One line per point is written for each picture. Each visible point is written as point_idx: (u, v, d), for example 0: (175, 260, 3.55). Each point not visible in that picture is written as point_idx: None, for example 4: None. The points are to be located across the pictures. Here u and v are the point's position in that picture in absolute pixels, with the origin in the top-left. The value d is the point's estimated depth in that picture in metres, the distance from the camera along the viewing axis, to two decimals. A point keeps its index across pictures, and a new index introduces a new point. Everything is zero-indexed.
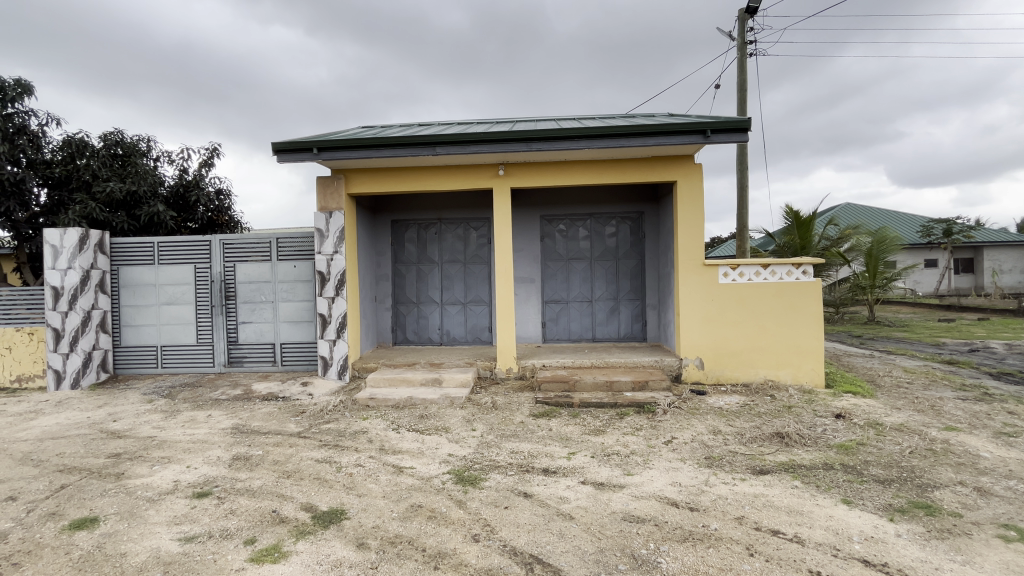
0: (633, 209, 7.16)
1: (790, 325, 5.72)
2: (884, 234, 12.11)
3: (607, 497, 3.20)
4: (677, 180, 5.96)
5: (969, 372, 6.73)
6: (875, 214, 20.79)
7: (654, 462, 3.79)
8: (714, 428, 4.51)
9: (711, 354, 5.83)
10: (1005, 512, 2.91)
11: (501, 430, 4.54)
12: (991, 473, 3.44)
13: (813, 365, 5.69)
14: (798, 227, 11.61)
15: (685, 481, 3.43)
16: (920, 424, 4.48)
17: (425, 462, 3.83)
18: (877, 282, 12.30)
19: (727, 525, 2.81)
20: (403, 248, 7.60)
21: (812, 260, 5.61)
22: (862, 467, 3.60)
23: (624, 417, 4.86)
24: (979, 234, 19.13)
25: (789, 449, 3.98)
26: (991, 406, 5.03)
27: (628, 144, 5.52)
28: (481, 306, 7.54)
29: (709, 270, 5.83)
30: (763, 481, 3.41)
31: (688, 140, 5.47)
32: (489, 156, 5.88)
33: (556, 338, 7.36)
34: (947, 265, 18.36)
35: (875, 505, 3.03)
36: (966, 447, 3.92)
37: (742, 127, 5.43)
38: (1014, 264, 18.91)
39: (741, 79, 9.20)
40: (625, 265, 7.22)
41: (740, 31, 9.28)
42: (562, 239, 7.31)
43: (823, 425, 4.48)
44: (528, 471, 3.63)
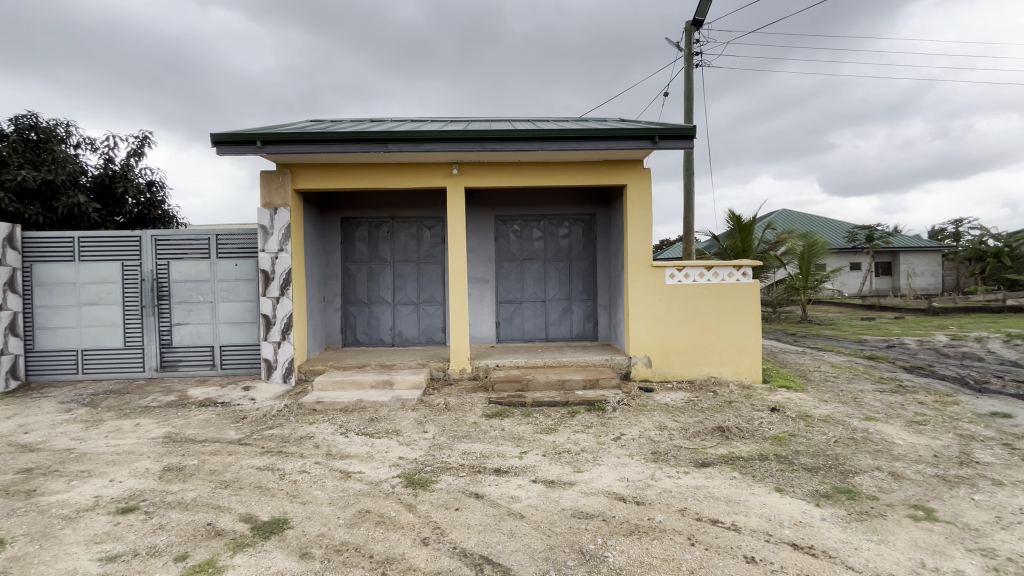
0: (585, 211, 7.30)
1: (731, 324, 6.02)
2: (815, 239, 12.89)
3: (557, 494, 3.24)
4: (627, 184, 6.14)
5: (887, 366, 7.35)
6: (808, 220, 22.31)
7: (603, 458, 3.88)
8: (660, 424, 4.68)
9: (658, 352, 6.04)
10: (914, 493, 3.20)
11: (453, 431, 4.52)
12: (904, 459, 3.76)
13: (751, 362, 6.03)
14: (739, 232, 12.28)
15: (633, 476, 3.53)
16: (844, 415, 4.85)
17: (374, 466, 3.73)
18: (808, 283, 13.14)
19: (670, 517, 2.92)
20: (353, 246, 7.38)
21: (750, 262, 5.94)
22: (793, 456, 3.85)
23: (575, 415, 4.95)
24: (896, 240, 20.92)
25: (729, 442, 4.19)
26: (905, 397, 5.51)
27: (580, 147, 5.63)
28: (434, 307, 7.45)
29: (657, 270, 6.04)
30: (705, 473, 3.58)
31: (637, 145, 5.65)
32: (442, 155, 5.82)
33: (510, 338, 7.39)
34: (869, 268, 19.98)
35: (804, 492, 3.24)
36: (883, 435, 4.27)
37: (687, 134, 5.68)
38: (925, 267, 20.84)
39: (688, 88, 9.61)
40: (577, 265, 7.35)
41: (686, 42, 9.68)
42: (516, 239, 7.35)
43: (759, 418, 4.75)
44: (479, 472, 3.62)
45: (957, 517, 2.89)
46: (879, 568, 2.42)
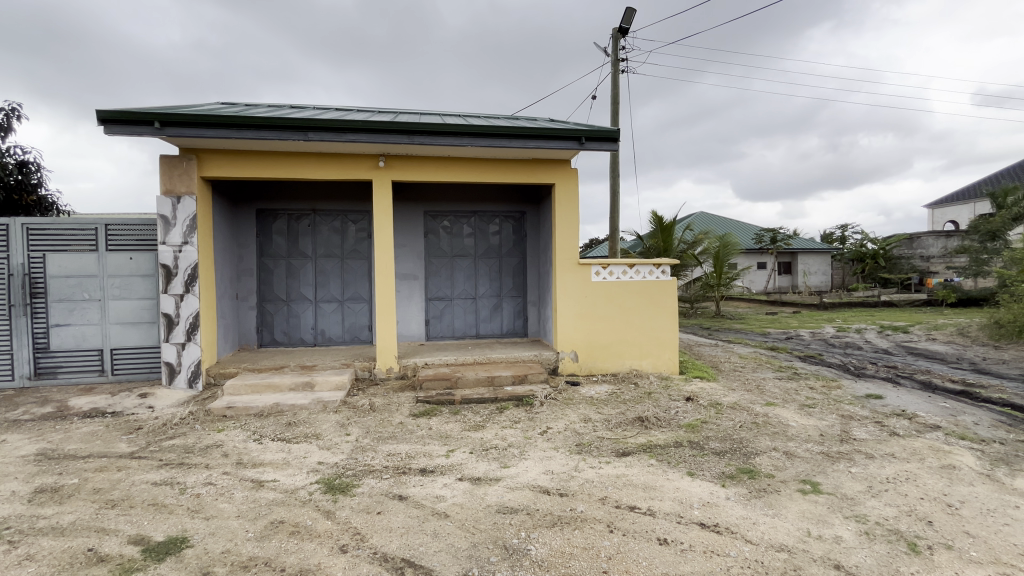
0: (515, 209, 7.36)
1: (651, 319, 6.35)
2: (728, 240, 13.98)
3: (483, 491, 3.24)
4: (556, 183, 6.27)
5: (786, 356, 8.14)
6: (722, 222, 24.13)
7: (529, 452, 3.94)
8: (585, 416, 4.84)
9: (585, 347, 6.24)
10: (803, 469, 3.56)
11: (378, 433, 4.37)
12: (796, 439, 4.17)
13: (669, 355, 6.40)
14: (662, 232, 13.01)
15: (557, 469, 3.62)
16: (749, 402, 5.29)
17: (290, 473, 3.52)
18: (721, 281, 14.23)
19: (591, 506, 3.02)
20: (270, 240, 6.91)
21: (669, 261, 6.29)
22: (704, 441, 4.13)
23: (503, 411, 4.98)
24: (796, 242, 23.21)
25: (647, 431, 4.42)
26: (799, 383, 6.12)
27: (510, 145, 5.67)
28: (360, 304, 7.17)
29: (583, 268, 6.23)
30: (624, 462, 3.74)
31: (564, 145, 5.78)
32: (368, 146, 5.61)
33: (440, 335, 7.30)
34: (773, 267, 22.00)
35: (712, 474, 3.49)
36: (780, 418, 4.71)
37: (611, 136, 5.90)
38: (819, 267, 23.31)
39: (614, 93, 9.99)
40: (507, 262, 7.40)
41: (613, 48, 10.06)
42: (446, 235, 7.26)
43: (675, 407, 5.05)
44: (404, 473, 3.53)
45: (837, 488, 3.25)
46: (772, 539, 2.66)
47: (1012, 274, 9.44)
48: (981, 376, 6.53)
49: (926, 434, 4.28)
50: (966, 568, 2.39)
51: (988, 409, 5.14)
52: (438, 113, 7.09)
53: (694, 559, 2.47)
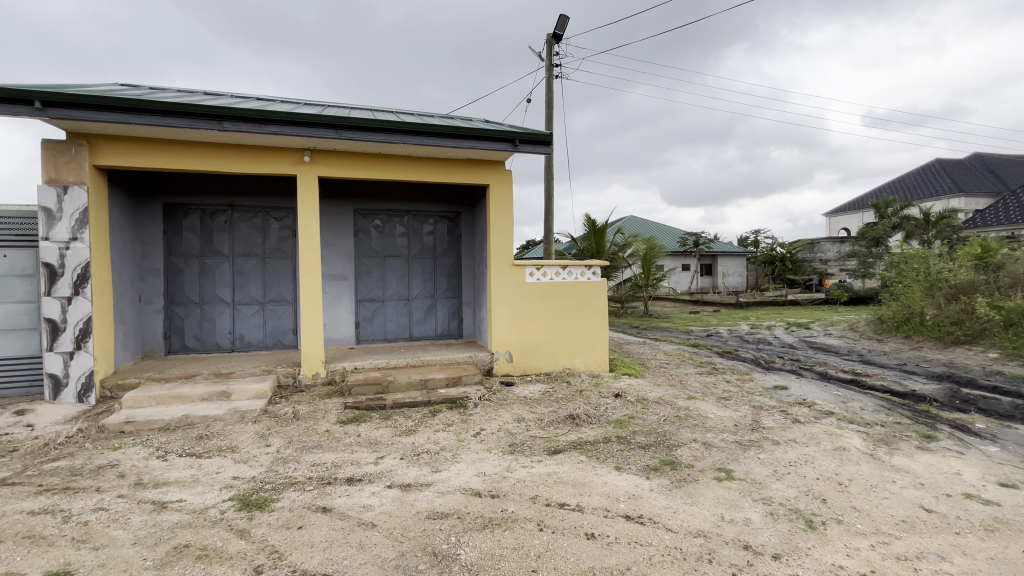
0: (450, 209, 7.28)
1: (583, 319, 6.53)
2: (656, 243, 14.74)
3: (413, 498, 3.16)
4: (490, 184, 6.28)
5: (706, 352, 8.70)
6: (650, 226, 25.42)
7: (462, 455, 3.90)
8: (518, 416, 4.87)
9: (519, 348, 6.30)
10: (719, 458, 3.80)
11: (302, 442, 4.13)
12: (713, 430, 4.46)
13: (599, 353, 6.61)
14: (594, 234, 13.48)
15: (489, 470, 3.61)
16: (672, 396, 5.58)
17: (199, 492, 3.23)
18: (649, 282, 14.97)
19: (522, 506, 3.04)
20: (180, 237, 6.34)
21: (599, 262, 6.51)
22: (631, 436, 4.30)
23: (436, 414, 4.90)
24: (716, 246, 24.92)
25: (578, 428, 4.53)
26: (717, 377, 6.57)
27: (443, 144, 5.61)
28: (284, 307, 6.76)
29: (517, 269, 6.28)
30: (555, 460, 3.81)
31: (498, 147, 5.81)
32: (291, 140, 5.31)
33: (371, 338, 7.06)
34: (696, 268, 23.49)
35: (637, 467, 3.64)
36: (700, 411, 5.02)
37: (544, 139, 6.02)
38: (736, 269, 25.18)
39: (549, 97, 10.18)
40: (441, 263, 7.29)
41: (547, 54, 10.25)
42: (378, 234, 7.04)
43: (605, 404, 5.23)
44: (329, 484, 3.36)
45: (748, 473, 3.51)
46: (690, 525, 2.81)
47: (891, 276, 10.75)
48: (867, 366, 7.37)
49: (823, 420, 4.74)
50: (852, 539, 2.66)
51: (872, 395, 5.80)
52: (369, 108, 6.86)
53: (619, 551, 2.56)
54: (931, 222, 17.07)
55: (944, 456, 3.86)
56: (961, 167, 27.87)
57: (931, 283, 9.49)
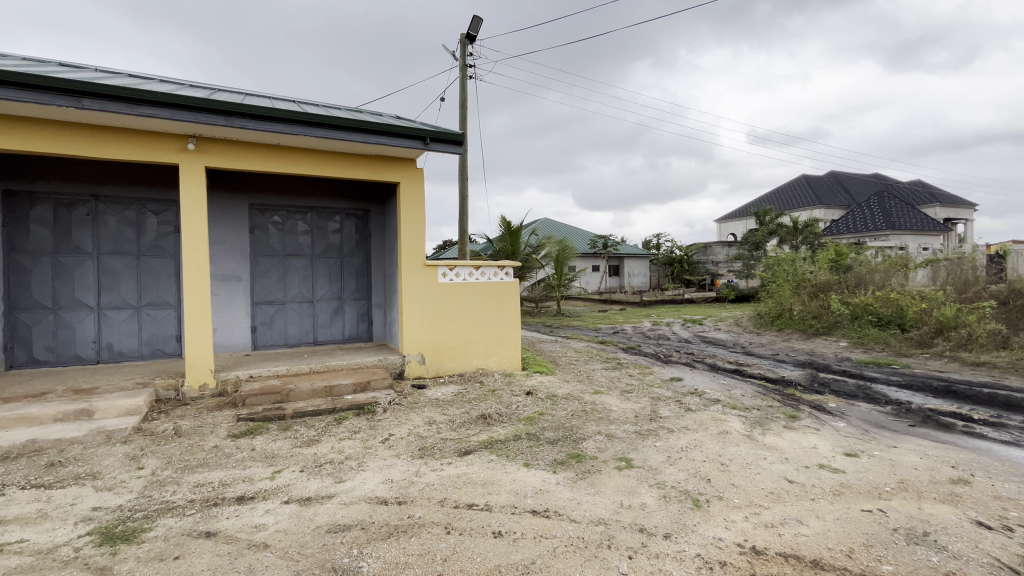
0: (358, 207, 6.97)
1: (497, 319, 6.58)
2: (568, 244, 15.30)
3: (312, 512, 2.97)
4: (401, 182, 6.12)
5: (612, 348, 9.21)
6: (563, 228, 26.45)
7: (368, 463, 3.75)
8: (430, 419, 4.79)
9: (431, 350, 6.20)
10: (621, 448, 4.03)
11: (183, 462, 3.71)
12: (616, 422, 4.73)
13: (512, 352, 6.72)
14: (510, 236, 13.68)
15: (397, 476, 3.51)
16: (580, 391, 5.83)
17: (47, 529, 2.76)
18: (562, 282, 15.52)
19: (430, 510, 2.99)
20: (27, 232, 5.41)
21: (512, 263, 6.60)
22: (540, 432, 4.42)
23: (342, 422, 4.66)
24: (623, 248, 26.52)
25: (490, 427, 4.56)
26: (621, 372, 6.99)
27: (351, 139, 5.37)
28: (165, 311, 6.04)
29: (429, 270, 6.17)
30: (466, 461, 3.80)
31: (408, 144, 5.68)
32: (171, 124, 4.75)
33: (270, 343, 6.55)
34: (605, 269, 24.83)
35: (545, 462, 3.75)
36: (605, 404, 5.30)
37: (456, 139, 6.00)
38: (640, 270, 26.95)
39: (463, 97, 10.16)
40: (349, 262, 6.96)
41: (461, 53, 10.22)
42: (277, 232, 6.56)
43: (517, 402, 5.32)
44: (215, 505, 3.05)
45: (645, 461, 3.76)
46: (592, 515, 2.94)
47: (767, 277, 12.17)
48: (748, 357, 8.28)
49: (710, 407, 5.23)
50: (731, 513, 2.96)
51: (751, 382, 6.53)
52: (267, 95, 6.36)
53: (524, 547, 2.61)
54: (799, 229, 19.60)
55: (805, 433, 4.44)
56: (822, 182, 32.31)
57: (799, 282, 10.97)
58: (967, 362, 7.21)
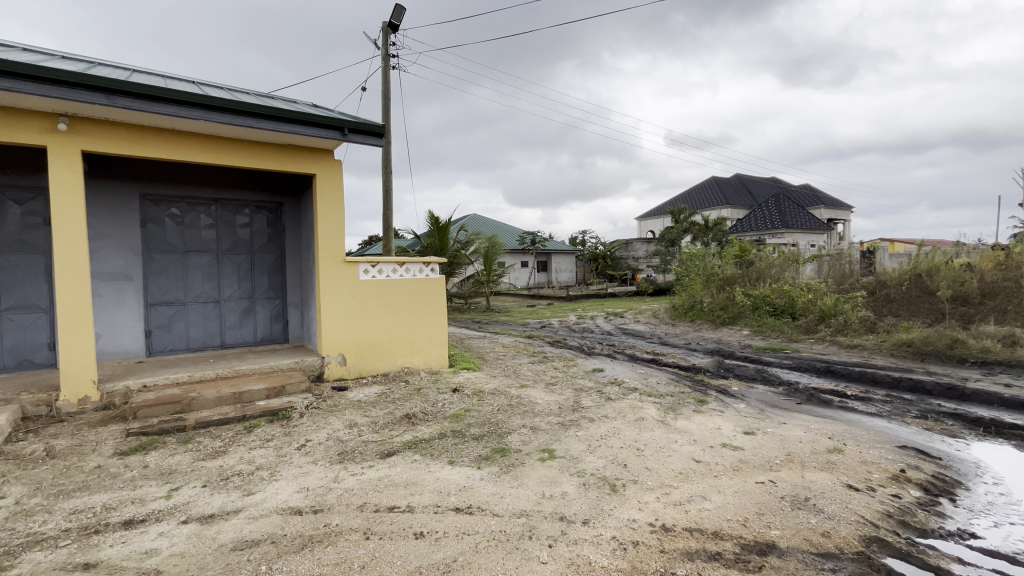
0: (270, 199, 6.50)
1: (422, 317, 6.46)
2: (496, 240, 15.39)
3: (215, 530, 2.74)
4: (317, 173, 5.80)
5: (539, 342, 9.42)
6: (492, 224, 26.57)
7: (282, 472, 3.53)
8: (351, 422, 4.60)
9: (353, 350, 5.96)
10: (544, 440, 4.13)
11: (58, 486, 3.27)
12: (540, 414, 4.84)
13: (438, 349, 6.64)
14: (437, 231, 13.49)
15: (314, 484, 3.33)
16: (507, 386, 5.90)
17: None
18: (490, 278, 15.58)
19: (348, 517, 2.88)
20: None
21: (437, 259, 6.50)
22: (465, 429, 4.41)
23: (252, 430, 4.35)
24: (550, 244, 27.16)
25: (414, 427, 4.48)
26: (547, 365, 7.17)
27: (258, 126, 4.99)
28: (34, 315, 5.28)
29: (349, 266, 5.91)
30: (388, 463, 3.70)
31: (324, 134, 5.39)
32: (36, 100, 4.14)
33: (168, 349, 5.95)
34: (533, 265, 25.30)
35: (470, 459, 3.74)
36: (530, 398, 5.40)
37: (376, 131, 5.79)
38: (567, 265, 27.74)
39: (386, 87, 9.83)
40: (260, 259, 6.48)
41: (383, 42, 9.87)
42: (175, 226, 5.95)
43: (443, 400, 5.26)
44: (96, 533, 2.71)
45: (567, 451, 3.88)
46: (514, 507, 2.99)
47: (681, 271, 13.05)
48: (664, 346, 8.84)
49: (628, 396, 5.52)
50: (644, 495, 3.14)
51: (666, 370, 6.98)
52: (160, 73, 5.74)
53: (446, 545, 2.59)
54: (710, 227, 21.16)
55: (711, 415, 4.82)
56: (728, 184, 35.15)
57: (708, 276, 11.88)
58: (844, 345, 8.22)
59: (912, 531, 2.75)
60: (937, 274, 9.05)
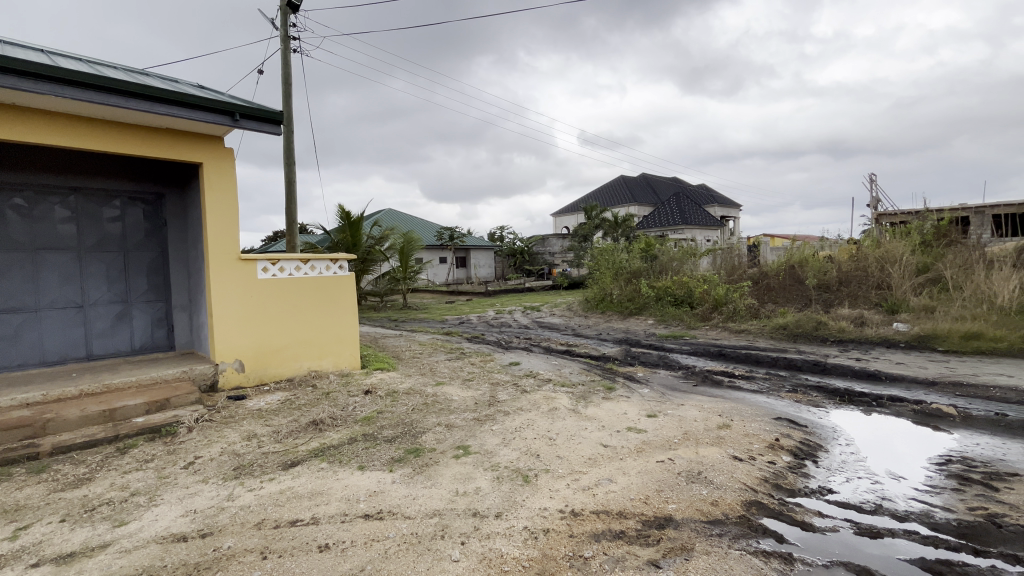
0: (147, 190, 5.77)
1: (331, 317, 6.12)
2: (412, 236, 15.01)
3: (76, 569, 2.38)
4: (204, 162, 5.25)
5: (457, 339, 9.36)
6: (408, 219, 25.87)
7: (164, 495, 3.15)
8: (249, 433, 4.24)
9: (251, 355, 5.49)
10: (459, 437, 4.11)
11: None
12: (456, 411, 4.81)
13: (349, 351, 6.33)
14: (349, 226, 12.87)
15: (202, 505, 3.02)
16: (422, 385, 5.78)
17: None
18: (407, 275, 15.12)
19: (243, 537, 2.65)
20: None
21: (346, 256, 6.18)
22: (378, 432, 4.25)
23: (128, 451, 3.85)
24: (469, 240, 27.05)
25: (321, 433, 4.23)
26: (464, 361, 7.14)
27: (128, 106, 4.39)
28: None
29: (245, 265, 5.43)
30: (291, 474, 3.45)
31: (210, 119, 4.88)
32: None
33: (16, 364, 5.07)
34: (452, 261, 25.05)
35: (381, 462, 3.61)
36: (446, 395, 5.35)
37: (273, 118, 5.38)
38: (486, 261, 27.79)
39: (288, 71, 9.14)
40: (136, 257, 5.74)
41: (282, 22, 9.14)
42: (21, 219, 5.07)
43: (353, 403, 5.03)
44: None
45: (481, 446, 3.89)
46: (426, 508, 2.93)
47: (593, 266, 13.65)
48: (578, 338, 9.21)
49: (543, 387, 5.67)
50: (555, 483, 3.24)
51: (579, 360, 7.26)
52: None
53: (354, 555, 2.47)
54: (620, 224, 22.35)
55: (618, 401, 5.11)
56: (636, 183, 37.36)
57: (617, 270, 12.54)
58: (733, 331, 9.10)
59: (784, 493, 3.12)
60: (807, 265, 10.34)
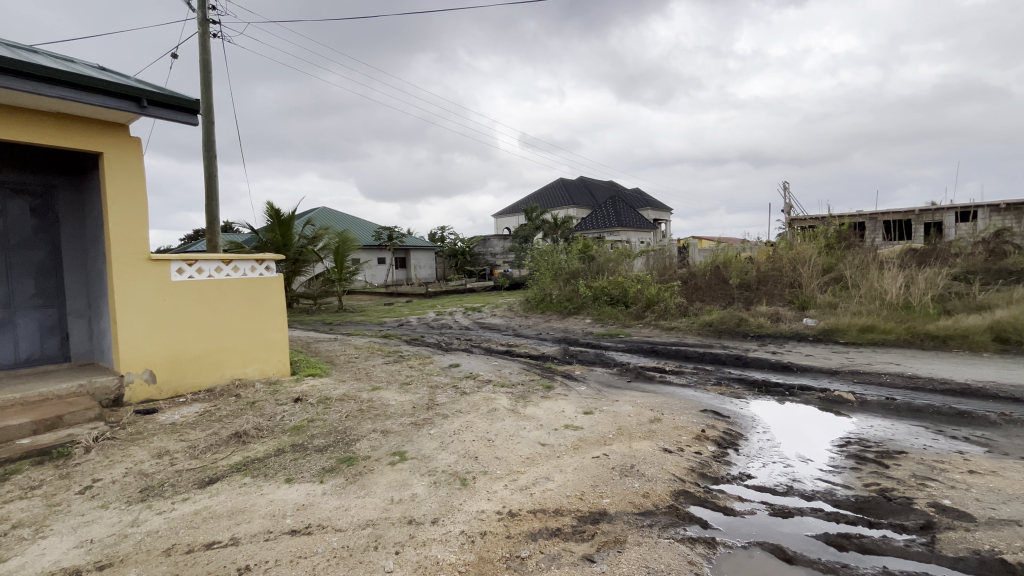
0: (35, 182, 5.11)
1: (257, 321, 5.74)
2: (348, 236, 14.44)
3: None
4: (105, 153, 4.74)
5: (395, 341, 9.12)
6: (344, 218, 24.89)
7: (54, 526, 2.80)
8: (160, 450, 3.87)
9: (165, 363, 5.03)
10: (395, 443, 3.98)
11: None
12: (392, 416, 4.68)
13: (278, 356, 5.96)
14: (278, 225, 12.17)
15: (101, 533, 2.71)
16: (357, 390, 5.56)
17: None
18: (343, 276, 14.47)
19: (149, 565, 2.41)
20: None
21: (273, 256, 5.83)
22: (308, 441, 4.03)
23: (9, 478, 3.38)
24: (409, 240, 26.48)
25: (244, 446, 3.95)
26: (402, 364, 6.96)
27: (9, 85, 3.86)
28: None
29: (156, 265, 4.96)
30: (209, 492, 3.19)
31: (112, 104, 4.42)
32: None
33: None
34: (391, 262, 24.38)
35: (311, 474, 3.43)
36: (383, 400, 5.17)
37: (186, 107, 4.96)
38: (427, 262, 27.23)
39: (206, 56, 8.48)
40: (21, 257, 5.06)
41: (200, 3, 8.47)
42: None
43: (281, 412, 4.75)
44: None
45: (418, 451, 3.80)
46: (359, 518, 2.82)
47: (533, 267, 13.82)
48: (518, 338, 9.27)
49: (483, 388, 5.64)
50: (493, 485, 3.23)
51: (519, 360, 7.31)
52: None
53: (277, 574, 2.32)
54: (559, 225, 22.83)
55: (556, 400, 5.19)
56: (574, 186, 38.34)
57: (556, 271, 12.78)
58: (665, 328, 9.55)
59: (708, 480, 3.31)
60: (730, 266, 11.07)
